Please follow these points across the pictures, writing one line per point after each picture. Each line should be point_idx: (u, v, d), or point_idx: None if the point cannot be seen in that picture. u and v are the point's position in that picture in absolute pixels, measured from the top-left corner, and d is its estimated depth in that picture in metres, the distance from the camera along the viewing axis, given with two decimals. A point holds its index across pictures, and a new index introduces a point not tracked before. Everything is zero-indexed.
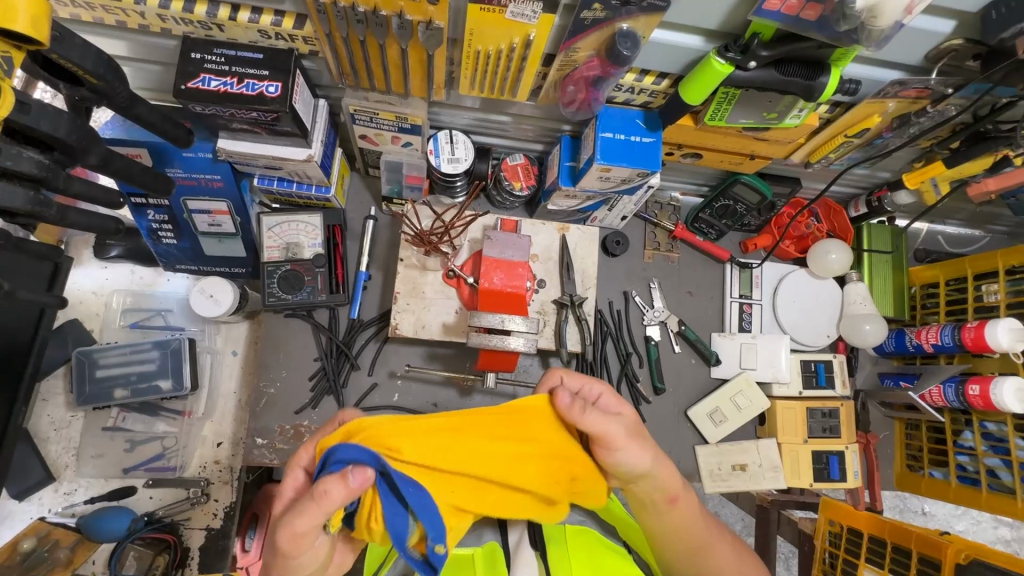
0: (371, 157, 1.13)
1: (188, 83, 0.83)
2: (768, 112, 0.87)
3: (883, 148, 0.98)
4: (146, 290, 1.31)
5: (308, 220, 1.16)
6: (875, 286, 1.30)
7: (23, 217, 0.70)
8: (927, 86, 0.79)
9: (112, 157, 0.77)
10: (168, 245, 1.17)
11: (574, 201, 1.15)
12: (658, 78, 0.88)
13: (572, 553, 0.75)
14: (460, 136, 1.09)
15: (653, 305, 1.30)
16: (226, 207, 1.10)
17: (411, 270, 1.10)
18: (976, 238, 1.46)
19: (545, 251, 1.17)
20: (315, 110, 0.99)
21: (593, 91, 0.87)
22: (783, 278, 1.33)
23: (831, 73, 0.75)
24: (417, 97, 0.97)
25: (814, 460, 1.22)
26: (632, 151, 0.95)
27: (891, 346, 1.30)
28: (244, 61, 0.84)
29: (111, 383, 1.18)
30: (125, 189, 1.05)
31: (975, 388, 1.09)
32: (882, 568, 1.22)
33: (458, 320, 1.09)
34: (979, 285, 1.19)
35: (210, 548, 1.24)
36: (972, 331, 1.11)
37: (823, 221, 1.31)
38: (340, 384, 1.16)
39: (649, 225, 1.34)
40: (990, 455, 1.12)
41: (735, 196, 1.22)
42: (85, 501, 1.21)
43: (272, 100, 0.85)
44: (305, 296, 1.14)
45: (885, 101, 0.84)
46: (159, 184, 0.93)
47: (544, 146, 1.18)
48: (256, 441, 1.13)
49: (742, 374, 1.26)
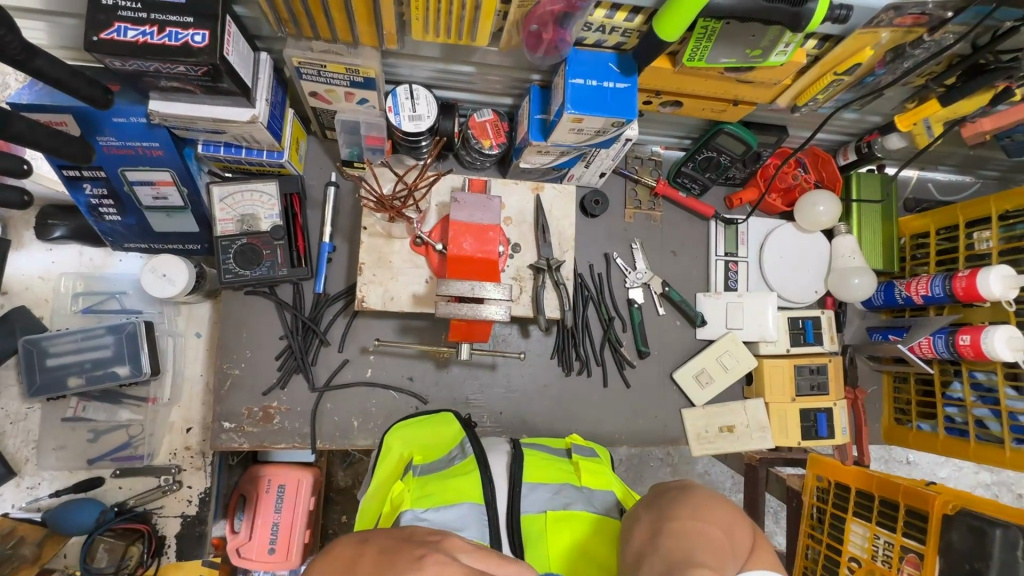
0: (326, 117, 1.05)
1: (101, 34, 0.73)
2: (751, 49, 0.80)
3: (874, 87, 0.91)
4: (95, 272, 1.22)
5: (263, 189, 1.09)
6: (864, 238, 1.25)
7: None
8: (924, 11, 0.72)
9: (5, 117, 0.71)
10: (112, 222, 1.08)
11: (547, 157, 1.07)
12: (630, 14, 0.80)
13: (550, 540, 0.78)
14: (421, 91, 1.00)
15: (635, 267, 1.24)
16: (169, 177, 1.01)
17: (376, 238, 1.03)
18: (966, 184, 1.41)
19: (518, 213, 1.10)
20: (257, 65, 0.90)
21: (560, 31, 0.79)
22: (769, 234, 1.28)
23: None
24: (368, 45, 0.88)
25: (802, 418, 1.19)
26: (605, 98, 0.87)
27: (880, 300, 1.26)
28: (165, 6, 0.75)
29: (64, 372, 1.11)
30: (53, 160, 0.96)
31: (966, 337, 1.05)
32: (870, 521, 1.21)
33: (428, 289, 1.03)
34: (970, 232, 1.14)
35: (187, 535, 1.21)
36: (963, 280, 1.07)
37: (811, 171, 1.24)
38: (309, 362, 1.11)
39: (629, 181, 1.27)
40: (979, 405, 1.09)
41: (719, 146, 1.14)
42: (49, 496, 1.15)
43: (199, 51, 0.75)
44: (265, 271, 1.07)
45: (877, 31, 0.76)
46: (74, 151, 0.85)
47: (513, 99, 1.10)
48: (223, 426, 1.08)
49: (728, 334, 1.22)
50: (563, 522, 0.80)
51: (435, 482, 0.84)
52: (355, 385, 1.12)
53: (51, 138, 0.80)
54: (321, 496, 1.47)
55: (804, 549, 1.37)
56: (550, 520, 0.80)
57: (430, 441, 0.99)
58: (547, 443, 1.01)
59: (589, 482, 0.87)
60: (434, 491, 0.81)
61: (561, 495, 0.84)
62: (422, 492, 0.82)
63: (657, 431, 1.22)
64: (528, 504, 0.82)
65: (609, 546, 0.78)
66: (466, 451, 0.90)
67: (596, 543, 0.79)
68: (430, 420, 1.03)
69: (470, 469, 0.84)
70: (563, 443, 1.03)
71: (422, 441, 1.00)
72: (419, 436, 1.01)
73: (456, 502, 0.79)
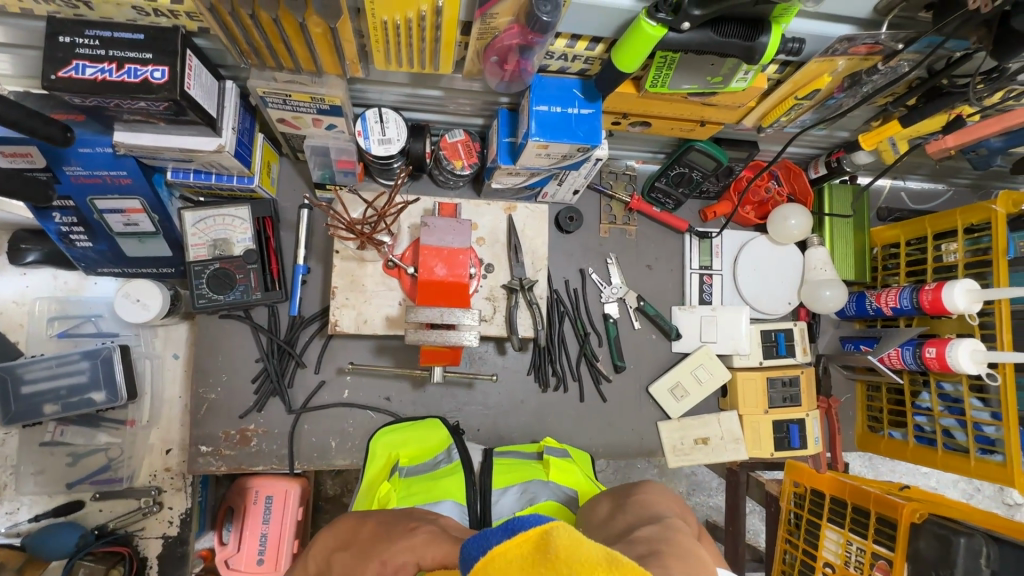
0: (296, 140, 1.05)
1: (58, 72, 0.73)
2: (711, 76, 0.80)
3: (838, 108, 0.92)
4: (70, 296, 1.22)
5: (235, 213, 1.09)
6: (836, 249, 1.27)
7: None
8: (877, 41, 0.73)
9: None
10: (84, 248, 1.08)
11: (518, 177, 1.07)
12: (591, 43, 0.80)
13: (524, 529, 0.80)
14: (391, 114, 1.00)
15: (610, 282, 1.25)
16: (139, 205, 1.00)
17: (349, 262, 1.04)
18: (939, 192, 1.42)
19: (491, 233, 1.11)
20: (222, 94, 0.89)
21: (522, 60, 0.79)
22: (743, 246, 1.29)
23: (772, 31, 0.68)
24: (333, 74, 0.88)
25: (775, 430, 1.21)
26: (570, 125, 0.88)
27: (852, 310, 1.28)
28: (122, 43, 0.75)
29: (40, 399, 1.11)
30: None
31: (932, 350, 1.07)
32: (843, 528, 1.23)
33: (402, 311, 1.04)
34: (938, 245, 1.16)
35: (169, 556, 1.21)
36: (930, 293, 1.08)
37: (783, 185, 1.25)
38: (286, 384, 1.12)
39: (604, 196, 1.27)
40: (946, 415, 1.11)
41: (690, 163, 1.15)
42: (29, 520, 1.16)
43: (159, 87, 0.75)
44: (238, 295, 1.08)
45: (834, 59, 0.77)
46: (32, 191, 0.88)
47: (485, 119, 1.10)
48: (200, 450, 1.09)
49: (702, 347, 1.24)
50: (529, 515, 0.80)
51: (420, 483, 0.86)
52: (332, 406, 1.13)
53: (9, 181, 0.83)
54: (308, 507, 1.48)
55: (781, 553, 1.39)
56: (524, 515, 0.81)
57: (412, 446, 0.99)
58: (519, 450, 1.04)
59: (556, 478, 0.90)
60: (420, 490, 0.83)
61: (527, 492, 0.85)
62: (407, 490, 0.85)
63: (634, 443, 1.24)
64: (499, 510, 0.83)
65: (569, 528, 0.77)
66: (453, 458, 0.91)
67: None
68: (416, 425, 1.03)
69: (455, 474, 0.85)
70: (536, 447, 1.06)
71: (403, 444, 1.00)
72: (409, 437, 1.01)
73: (439, 498, 0.80)
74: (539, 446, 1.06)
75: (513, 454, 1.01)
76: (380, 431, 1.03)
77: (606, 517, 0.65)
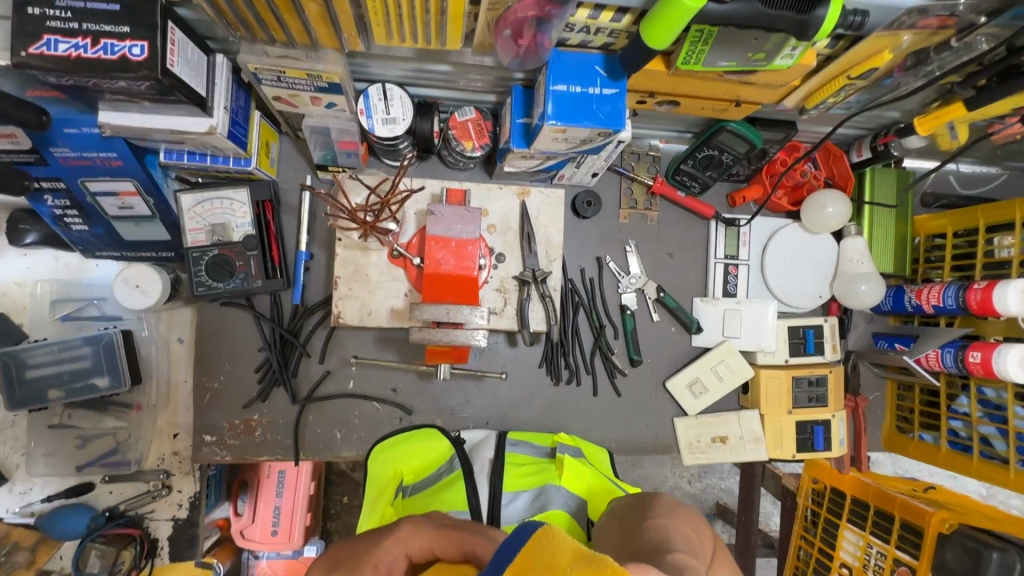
0: (295, 119, 0.98)
1: (29, 48, 0.66)
2: (753, 52, 0.71)
3: (894, 89, 0.82)
4: (72, 278, 1.19)
5: (234, 197, 1.03)
6: (875, 240, 1.17)
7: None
8: (953, 13, 0.63)
9: None
10: (80, 231, 1.04)
11: (533, 161, 0.99)
12: (617, 14, 0.71)
13: None
14: (395, 90, 0.92)
15: (629, 271, 1.18)
16: (133, 188, 0.95)
17: (352, 251, 0.98)
18: (991, 176, 1.30)
19: (503, 221, 1.04)
20: (212, 69, 0.82)
21: (538, 35, 0.70)
22: (773, 235, 1.20)
23: (831, 3, 0.58)
24: (330, 48, 0.80)
25: (798, 431, 1.15)
26: (591, 107, 0.79)
27: (888, 305, 1.19)
28: (97, 15, 0.68)
29: (45, 384, 1.09)
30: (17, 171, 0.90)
31: (977, 354, 1.00)
32: (863, 530, 1.19)
33: (407, 303, 0.99)
34: (990, 238, 1.06)
35: (179, 537, 1.22)
36: (979, 293, 1.00)
37: (821, 168, 1.15)
38: (289, 374, 1.08)
39: (625, 179, 1.19)
40: (985, 423, 1.05)
41: (720, 145, 1.05)
42: (41, 501, 1.17)
43: (138, 65, 0.69)
44: (238, 283, 1.04)
45: (899, 34, 0.67)
46: None
47: (497, 96, 1.01)
48: (205, 439, 1.08)
49: (724, 342, 1.17)
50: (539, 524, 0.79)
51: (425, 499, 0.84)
52: (337, 397, 1.10)
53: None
54: (318, 483, 1.49)
55: (796, 550, 1.35)
56: None
57: (408, 460, 0.97)
58: (532, 442, 1.02)
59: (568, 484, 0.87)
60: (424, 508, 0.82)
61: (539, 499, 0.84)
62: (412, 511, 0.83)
63: (648, 440, 1.20)
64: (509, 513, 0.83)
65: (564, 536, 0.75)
66: (454, 467, 0.89)
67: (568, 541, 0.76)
68: (410, 438, 1.01)
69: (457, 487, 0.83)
70: (550, 441, 1.04)
71: (404, 459, 0.97)
72: (408, 449, 0.99)
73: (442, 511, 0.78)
74: (553, 441, 1.04)
75: (526, 449, 1.00)
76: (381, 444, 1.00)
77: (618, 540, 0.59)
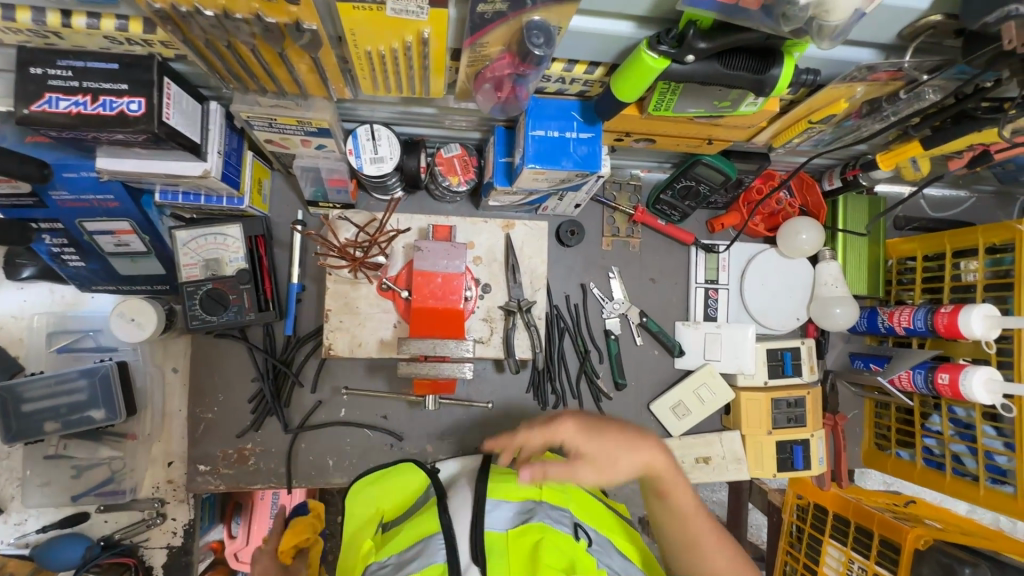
0: (286, 158, 1.01)
1: (31, 107, 0.70)
2: (719, 101, 0.75)
3: (855, 129, 0.87)
4: (68, 310, 1.22)
5: (226, 232, 1.06)
6: (849, 264, 1.22)
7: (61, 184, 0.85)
8: (900, 68, 0.68)
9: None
10: (76, 267, 1.07)
11: (516, 196, 1.03)
12: (590, 66, 0.75)
13: (512, 560, 0.79)
14: (383, 131, 0.96)
15: (612, 297, 1.22)
16: (129, 227, 0.98)
17: (342, 284, 1.02)
18: (960, 199, 1.35)
19: (488, 253, 1.07)
20: (205, 116, 0.86)
21: (516, 87, 0.74)
22: (751, 260, 1.24)
23: (785, 63, 0.63)
24: (319, 96, 0.84)
25: (778, 450, 1.19)
26: (568, 150, 0.83)
27: (863, 326, 1.23)
28: (96, 73, 0.71)
29: (40, 417, 1.10)
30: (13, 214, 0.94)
31: (945, 376, 1.03)
32: (845, 546, 1.22)
33: (396, 334, 1.02)
34: (957, 263, 1.11)
35: (174, 565, 1.24)
36: (945, 317, 1.04)
37: (795, 196, 1.19)
38: (282, 403, 1.11)
39: (607, 208, 1.23)
40: (956, 441, 1.08)
41: (697, 176, 1.10)
42: (37, 531, 1.19)
43: (135, 120, 0.72)
44: (232, 316, 1.06)
45: (852, 86, 0.72)
46: (13, 235, 0.93)
47: (482, 133, 1.05)
48: (199, 469, 1.10)
49: (705, 365, 1.21)
50: (517, 539, 0.81)
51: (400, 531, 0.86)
52: (329, 425, 1.13)
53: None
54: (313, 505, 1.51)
55: (782, 565, 1.38)
56: (511, 539, 0.82)
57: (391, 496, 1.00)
58: (518, 459, 1.07)
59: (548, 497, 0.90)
60: (398, 542, 0.83)
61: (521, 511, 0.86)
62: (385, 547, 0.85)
63: None
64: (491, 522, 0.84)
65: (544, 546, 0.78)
66: (430, 495, 0.91)
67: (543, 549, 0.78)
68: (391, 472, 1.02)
69: (430, 512, 0.85)
70: None
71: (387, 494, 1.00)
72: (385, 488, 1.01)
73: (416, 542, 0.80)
74: (539, 459, 1.07)
75: (510, 464, 1.03)
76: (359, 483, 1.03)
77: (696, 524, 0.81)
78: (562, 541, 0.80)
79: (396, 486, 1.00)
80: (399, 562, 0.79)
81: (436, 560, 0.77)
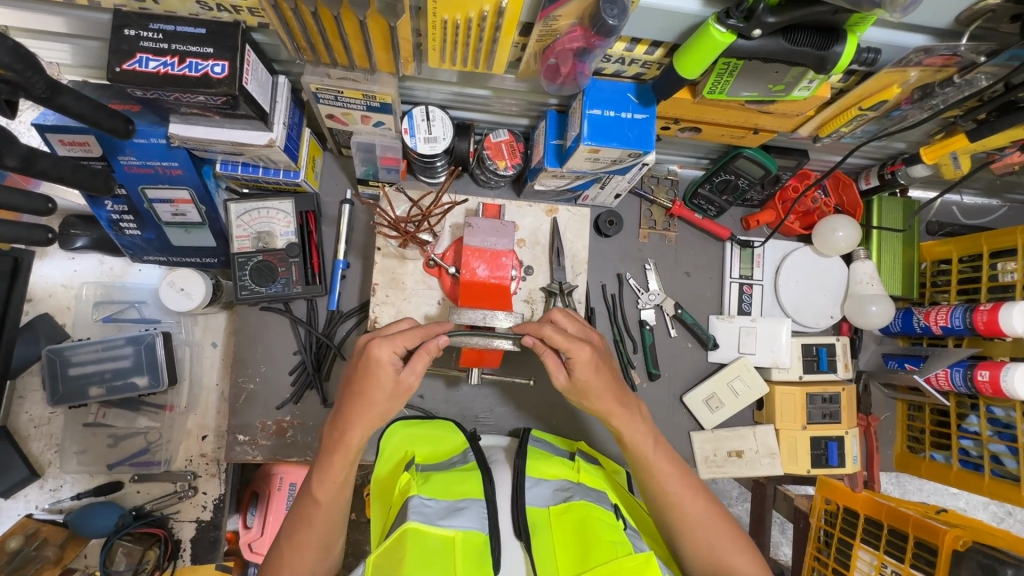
0: (342, 136, 1.05)
1: (123, 65, 0.74)
2: (773, 84, 0.78)
3: (901, 120, 0.90)
4: (115, 281, 1.24)
5: (279, 207, 1.10)
6: (883, 264, 1.23)
7: (180, 131, 0.87)
8: (956, 52, 0.71)
9: (36, 157, 0.75)
10: (132, 236, 1.10)
11: (562, 180, 1.06)
12: (651, 47, 0.79)
13: (555, 535, 0.79)
14: (438, 113, 0.99)
15: (648, 288, 1.23)
16: (188, 196, 1.01)
17: (390, 260, 1.04)
18: (992, 207, 1.37)
19: (533, 236, 1.10)
20: (274, 89, 0.90)
21: (578, 64, 0.77)
22: (786, 256, 1.26)
23: (847, 41, 0.66)
24: (385, 71, 0.87)
25: (813, 446, 1.19)
26: (622, 130, 0.86)
27: (898, 327, 1.24)
28: (185, 37, 0.75)
29: (86, 381, 1.13)
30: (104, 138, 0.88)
31: (984, 373, 1.04)
32: (877, 550, 1.17)
33: (440, 311, 1.04)
34: (994, 263, 1.11)
35: (201, 540, 1.23)
36: (985, 314, 1.05)
37: (831, 195, 1.22)
38: (322, 376, 1.13)
39: (645, 201, 1.25)
40: (996, 441, 1.08)
41: (737, 169, 1.11)
42: (71, 497, 1.19)
43: (218, 81, 0.76)
44: (279, 288, 1.09)
45: (906, 70, 0.75)
46: (97, 182, 0.90)
47: (530, 120, 1.09)
48: (237, 438, 1.11)
49: (740, 358, 1.21)
50: (563, 514, 0.81)
51: (439, 478, 0.87)
52: None
53: (10, 227, 0.91)
54: None
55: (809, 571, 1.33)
56: (553, 515, 0.82)
57: (427, 445, 1.01)
58: (553, 442, 1.06)
59: (585, 479, 0.91)
60: (439, 489, 0.83)
61: (562, 492, 0.86)
62: (426, 483, 0.85)
63: None
64: (533, 497, 0.85)
65: (584, 523, 0.78)
66: (467, 459, 0.93)
67: (583, 527, 0.77)
68: (434, 427, 1.04)
69: (473, 473, 0.87)
70: (569, 446, 1.09)
71: (421, 441, 1.01)
72: (424, 435, 1.02)
73: (461, 497, 0.82)
74: (573, 446, 1.09)
75: (548, 446, 1.03)
76: (400, 422, 1.05)
77: (677, 475, 0.90)
78: (609, 516, 0.81)
79: (440, 440, 1.01)
80: (447, 509, 0.79)
81: (478, 529, 0.77)
